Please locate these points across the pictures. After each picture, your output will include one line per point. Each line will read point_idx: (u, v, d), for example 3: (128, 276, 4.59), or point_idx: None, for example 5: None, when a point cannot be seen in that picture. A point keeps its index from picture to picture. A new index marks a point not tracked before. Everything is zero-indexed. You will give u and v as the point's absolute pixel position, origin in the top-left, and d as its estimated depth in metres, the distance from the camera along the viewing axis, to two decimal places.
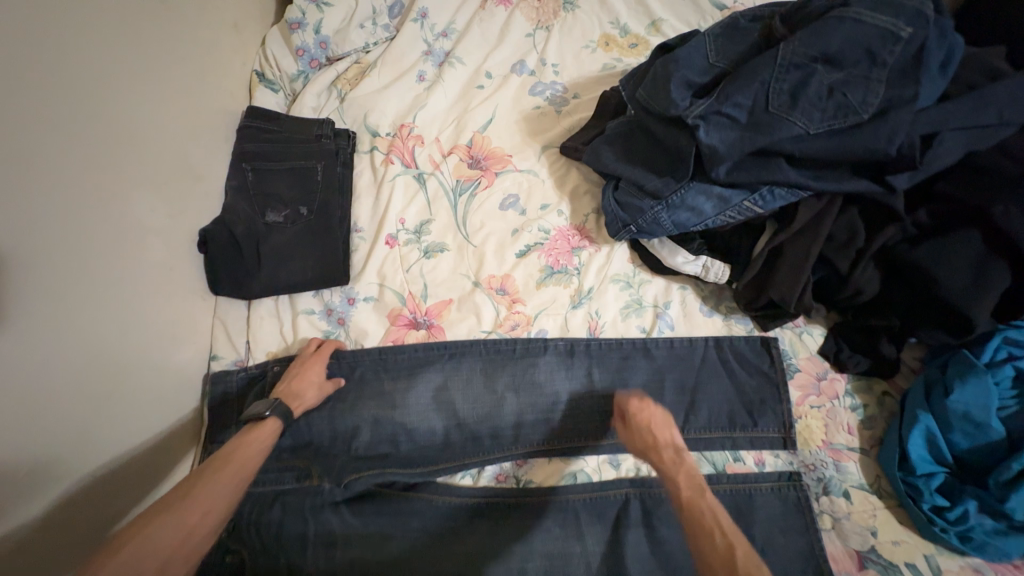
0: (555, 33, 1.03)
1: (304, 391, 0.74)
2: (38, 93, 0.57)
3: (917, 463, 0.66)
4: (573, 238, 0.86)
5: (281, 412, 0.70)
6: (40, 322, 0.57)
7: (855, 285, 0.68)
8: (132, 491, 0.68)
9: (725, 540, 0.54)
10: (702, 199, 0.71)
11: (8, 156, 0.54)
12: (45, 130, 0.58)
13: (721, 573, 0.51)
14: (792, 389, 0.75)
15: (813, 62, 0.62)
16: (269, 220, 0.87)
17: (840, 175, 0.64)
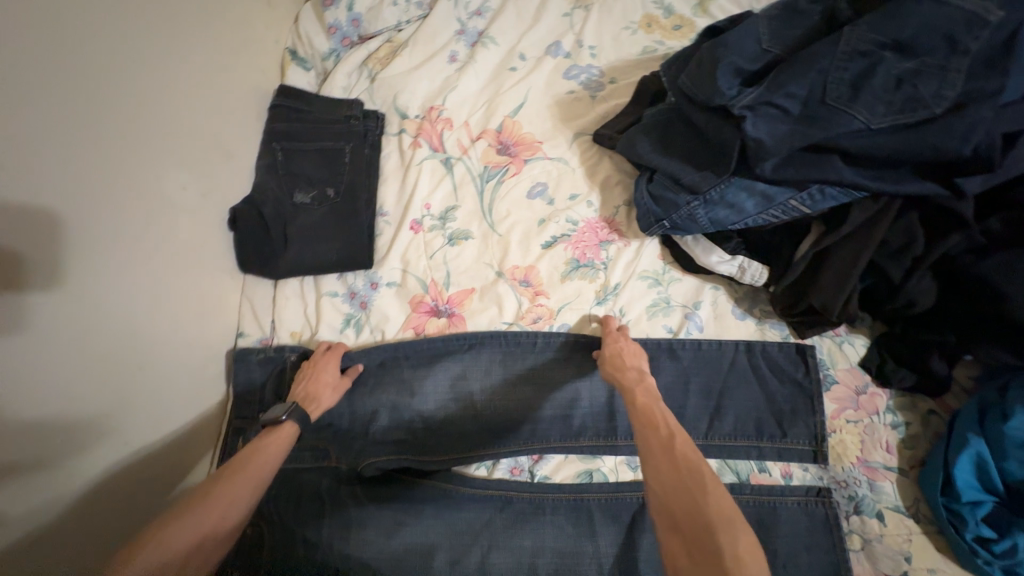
0: (593, 13, 0.98)
1: (321, 392, 0.73)
2: (78, 67, 0.58)
3: (963, 490, 0.61)
4: (602, 231, 0.83)
5: (299, 416, 0.68)
6: (77, 294, 0.58)
7: (908, 295, 0.63)
8: (162, 460, 0.71)
9: (668, 429, 0.55)
10: (743, 196, 0.67)
11: (51, 130, 0.55)
12: (87, 104, 0.59)
13: (658, 454, 0.52)
14: (827, 401, 0.71)
15: (881, 49, 0.56)
16: (297, 200, 0.87)
17: (902, 175, 0.58)
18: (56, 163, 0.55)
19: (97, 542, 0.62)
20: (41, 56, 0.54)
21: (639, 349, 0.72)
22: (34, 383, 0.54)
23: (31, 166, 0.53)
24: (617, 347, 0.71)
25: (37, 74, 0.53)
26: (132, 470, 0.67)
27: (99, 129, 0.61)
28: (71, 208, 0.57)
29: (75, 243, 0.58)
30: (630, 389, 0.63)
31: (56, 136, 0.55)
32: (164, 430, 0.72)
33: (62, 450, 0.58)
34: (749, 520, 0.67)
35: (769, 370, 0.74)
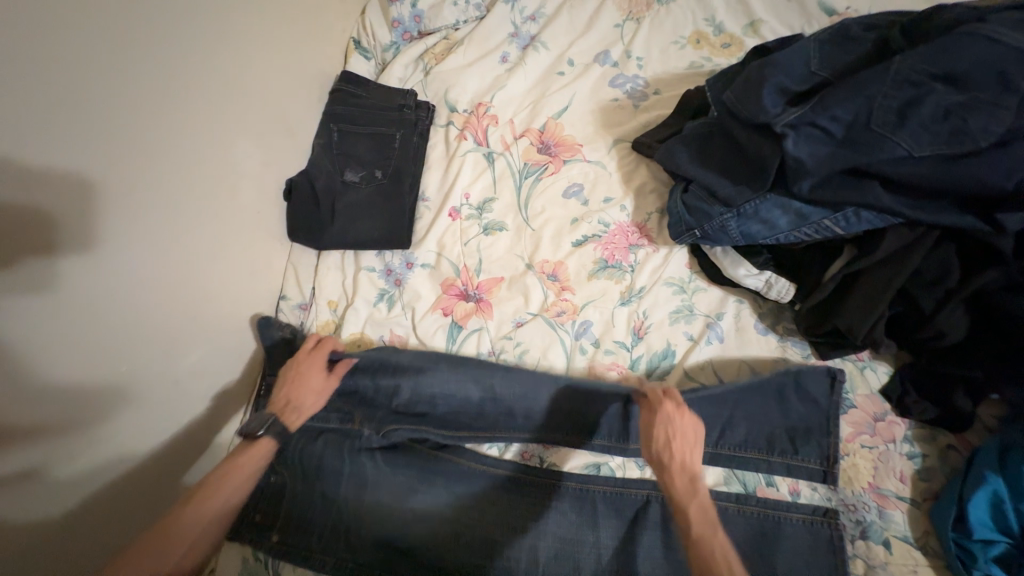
0: (645, 25, 1.01)
1: (304, 401, 0.76)
2: (166, 41, 0.65)
3: (975, 527, 0.61)
4: (633, 235, 0.86)
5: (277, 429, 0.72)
6: (130, 241, 0.63)
7: (937, 327, 0.62)
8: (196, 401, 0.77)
9: None
10: (777, 213, 0.68)
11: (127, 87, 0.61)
12: (169, 74, 0.66)
13: None
14: (843, 424, 0.71)
15: (932, 81, 0.56)
16: (347, 178, 0.92)
17: (941, 208, 0.58)
18: (128, 119, 0.61)
19: (137, 465, 0.69)
20: (135, 25, 0.61)
21: (694, 431, 0.67)
22: (76, 315, 0.59)
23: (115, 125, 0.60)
24: (670, 437, 0.66)
25: (127, 40, 0.60)
26: (175, 407, 0.74)
27: (180, 98, 0.68)
28: (131, 159, 0.62)
29: (137, 196, 0.64)
30: (685, 511, 0.62)
31: (140, 99, 0.63)
32: (208, 376, 0.78)
33: (117, 380, 0.65)
34: (752, 531, 0.68)
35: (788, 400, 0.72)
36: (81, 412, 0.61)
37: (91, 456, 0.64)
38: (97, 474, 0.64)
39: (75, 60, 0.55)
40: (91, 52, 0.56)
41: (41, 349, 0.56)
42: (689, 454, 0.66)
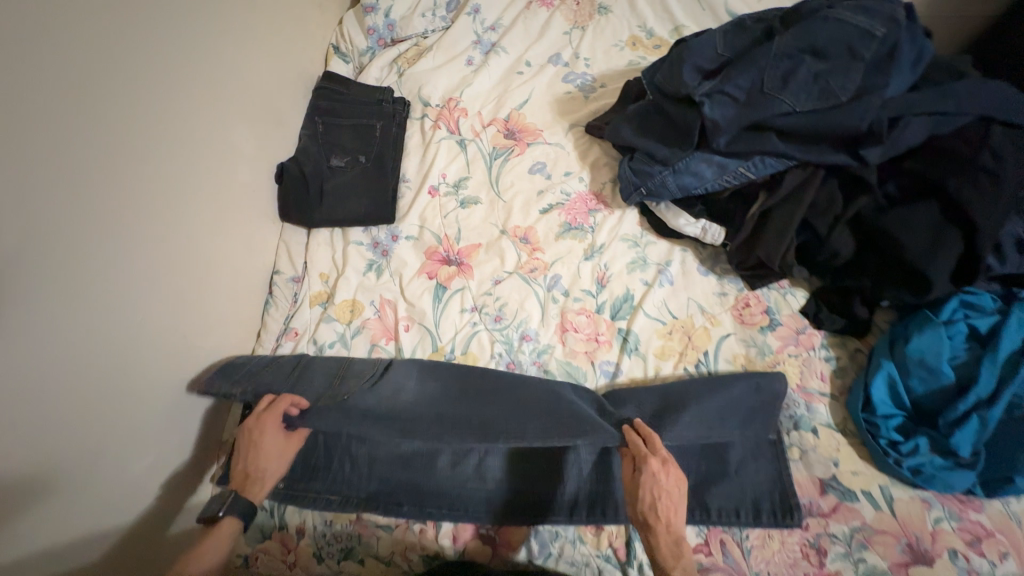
0: (589, 32, 1.18)
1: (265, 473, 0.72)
2: (170, 35, 0.75)
3: (878, 405, 0.75)
4: (591, 203, 0.99)
5: (241, 507, 0.69)
6: (146, 208, 0.71)
7: (832, 246, 0.78)
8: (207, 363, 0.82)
9: None
10: (704, 166, 0.83)
11: (140, 73, 0.70)
12: (174, 63, 0.75)
13: None
14: (773, 338, 0.85)
15: (803, 55, 0.74)
16: (333, 163, 1.02)
17: (822, 149, 0.75)
18: (143, 100, 0.70)
19: (159, 420, 0.74)
20: (145, 18, 0.70)
21: (678, 488, 0.68)
22: (103, 272, 0.65)
23: (130, 101, 0.68)
24: (657, 497, 0.67)
25: (139, 32, 0.69)
26: (188, 366, 0.78)
27: (184, 87, 0.77)
28: (142, 133, 0.70)
29: (149, 169, 0.71)
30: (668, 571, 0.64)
31: (150, 81, 0.71)
32: (215, 339, 0.83)
33: (139, 335, 0.70)
34: None
35: (751, 425, 0.76)
36: (106, 359, 0.65)
37: (117, 406, 0.67)
38: (121, 424, 0.68)
39: (98, 44, 0.64)
40: (108, 38, 0.65)
41: (75, 298, 0.61)
42: (675, 514, 0.67)
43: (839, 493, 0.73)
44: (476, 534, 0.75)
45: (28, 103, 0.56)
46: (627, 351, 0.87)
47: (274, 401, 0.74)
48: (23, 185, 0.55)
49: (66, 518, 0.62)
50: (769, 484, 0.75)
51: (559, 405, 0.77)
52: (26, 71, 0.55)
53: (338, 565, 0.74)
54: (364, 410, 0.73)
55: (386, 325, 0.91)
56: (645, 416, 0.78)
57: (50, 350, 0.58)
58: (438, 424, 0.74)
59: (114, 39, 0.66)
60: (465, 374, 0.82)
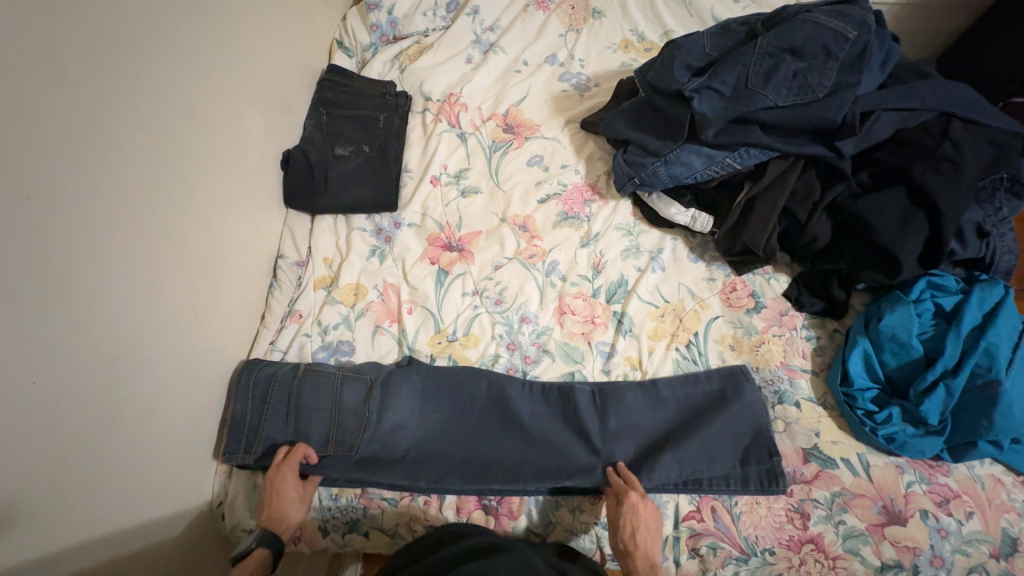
0: (583, 35, 1.24)
1: (289, 511, 0.72)
2: (185, 15, 0.77)
3: (856, 378, 0.80)
4: (586, 193, 1.04)
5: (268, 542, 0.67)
6: (165, 182, 0.73)
7: (811, 231, 0.84)
8: (217, 338, 0.83)
9: None
10: (693, 157, 0.89)
11: (160, 53, 0.72)
12: (187, 41, 0.77)
13: None
14: (759, 320, 0.90)
15: (783, 53, 0.81)
16: (337, 153, 1.05)
17: (801, 141, 0.82)
18: (163, 79, 0.73)
19: (175, 394, 0.75)
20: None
21: (656, 522, 0.72)
22: (126, 243, 0.66)
23: (146, 74, 0.70)
24: (637, 528, 0.70)
25: (160, 14, 0.72)
26: (198, 340, 0.79)
27: (198, 69, 0.79)
28: (161, 111, 0.72)
29: (165, 146, 0.73)
30: None
31: (165, 58, 0.73)
32: (223, 317, 0.85)
33: (157, 306, 0.71)
34: (700, 405, 0.84)
35: (736, 415, 0.81)
36: (126, 326, 0.67)
37: (133, 373, 0.68)
38: (137, 393, 0.68)
39: (116, 14, 0.65)
40: (127, 12, 0.67)
41: (103, 265, 0.63)
42: (652, 548, 0.69)
43: (821, 461, 0.78)
44: (479, 505, 0.78)
45: (51, 67, 0.57)
46: (623, 333, 0.91)
47: (289, 451, 0.76)
48: (47, 146, 0.56)
49: (86, 484, 0.62)
50: (753, 447, 0.79)
51: (554, 450, 0.80)
52: (50, 36, 0.57)
53: (344, 536, 0.77)
54: (366, 457, 0.78)
55: (389, 307, 0.93)
56: (634, 452, 0.81)
57: (79, 314, 0.60)
58: (438, 464, 0.79)
59: (131, 13, 0.67)
60: (466, 401, 0.82)
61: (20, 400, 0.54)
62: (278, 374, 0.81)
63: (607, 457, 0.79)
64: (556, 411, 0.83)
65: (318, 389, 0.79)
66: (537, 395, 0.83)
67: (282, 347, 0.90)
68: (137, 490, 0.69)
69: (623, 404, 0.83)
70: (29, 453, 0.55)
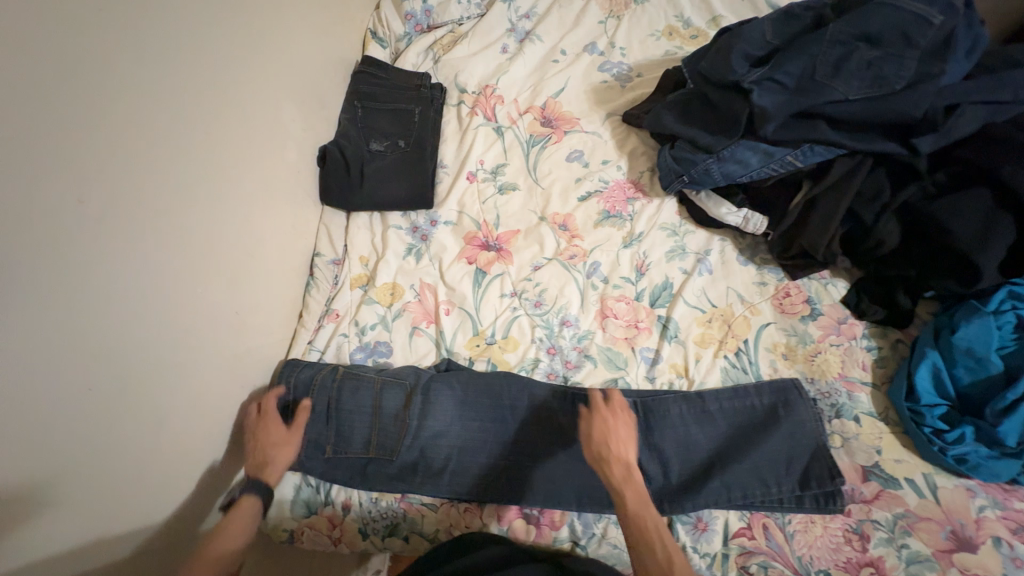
0: (624, 22, 1.18)
1: (267, 450, 0.73)
2: (222, 9, 0.75)
3: (923, 394, 0.75)
4: (629, 191, 1.00)
5: (259, 487, 0.70)
6: (205, 182, 0.72)
7: (878, 234, 0.78)
8: (257, 337, 0.83)
9: (666, 552, 0.58)
10: (749, 153, 0.83)
11: (202, 50, 0.71)
12: (226, 38, 0.76)
13: None
14: (815, 328, 0.85)
15: (855, 41, 0.74)
16: (372, 148, 1.03)
17: (871, 137, 0.75)
18: (205, 78, 0.71)
19: (217, 395, 0.75)
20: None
21: (626, 426, 0.72)
22: (171, 245, 0.66)
23: (186, 73, 0.68)
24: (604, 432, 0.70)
25: (200, 8, 0.71)
26: (238, 340, 0.79)
27: (237, 64, 0.78)
28: (202, 109, 0.71)
29: (207, 144, 0.72)
30: (623, 495, 0.65)
31: (206, 54, 0.72)
32: (264, 316, 0.84)
33: (199, 309, 0.71)
34: (754, 420, 0.79)
35: (790, 430, 0.77)
36: (172, 329, 0.66)
37: (177, 376, 0.68)
38: (183, 394, 0.69)
39: (156, 10, 0.63)
40: (170, 8, 0.66)
41: (149, 268, 0.63)
42: (624, 451, 0.69)
43: (882, 480, 0.74)
44: (520, 513, 0.76)
45: (97, 67, 0.56)
46: (668, 338, 0.87)
47: (260, 409, 0.77)
48: (90, 148, 0.55)
49: (135, 484, 0.63)
50: (811, 466, 0.75)
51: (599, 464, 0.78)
52: (96, 35, 0.56)
53: (384, 539, 0.77)
54: (406, 465, 0.77)
55: (426, 308, 0.91)
56: (684, 467, 0.78)
57: (129, 318, 0.60)
58: (479, 473, 0.77)
59: (173, 9, 0.66)
60: (508, 410, 0.80)
61: (74, 406, 0.55)
62: (318, 376, 0.80)
63: (652, 476, 0.77)
64: None
65: (358, 394, 0.79)
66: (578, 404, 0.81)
67: (320, 346, 0.89)
68: (184, 487, 0.70)
69: (668, 415, 0.80)
70: (81, 457, 0.56)
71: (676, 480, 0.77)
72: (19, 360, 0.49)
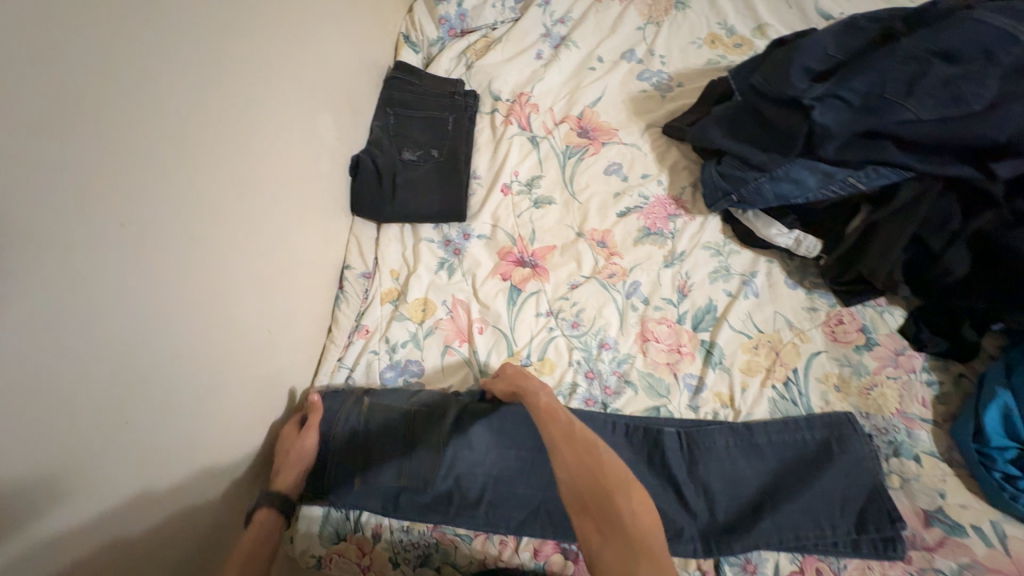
0: (664, 29, 1.14)
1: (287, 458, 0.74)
2: (261, 15, 0.72)
3: (992, 436, 0.70)
4: (670, 207, 0.95)
5: (271, 499, 0.69)
6: (240, 197, 0.69)
7: (945, 263, 0.74)
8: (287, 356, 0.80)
9: (567, 419, 0.65)
10: (806, 173, 0.79)
11: (240, 58, 0.68)
12: (263, 44, 0.73)
13: (562, 443, 0.61)
14: (870, 358, 0.81)
15: (931, 57, 0.69)
16: (405, 157, 1.00)
17: (944, 160, 0.71)
18: (241, 87, 0.68)
19: (245, 416, 0.72)
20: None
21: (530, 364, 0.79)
22: (206, 265, 0.63)
23: (224, 82, 0.65)
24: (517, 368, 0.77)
25: (240, 15, 0.68)
26: (270, 359, 0.76)
27: (273, 72, 0.75)
28: (239, 120, 0.68)
29: (242, 156, 0.69)
30: (537, 395, 0.69)
31: (244, 63, 0.69)
32: (296, 333, 0.82)
33: (231, 329, 0.68)
34: (805, 456, 0.75)
35: (844, 468, 0.73)
36: (207, 350, 0.64)
37: (212, 400, 0.65)
38: (216, 417, 0.66)
39: (199, 17, 0.60)
40: (212, 15, 0.63)
41: (185, 291, 0.60)
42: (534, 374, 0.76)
43: (946, 527, 0.69)
44: (558, 548, 0.73)
45: (140, 79, 0.53)
46: (712, 365, 0.83)
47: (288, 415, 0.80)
48: (131, 164, 0.52)
49: (170, 515, 0.60)
50: (870, 508, 0.70)
51: None
52: (139, 45, 0.53)
53: (414, 571, 0.72)
54: (440, 495, 0.73)
55: (459, 326, 0.88)
56: (731, 505, 0.73)
57: (166, 342, 0.57)
58: (515, 505, 0.74)
59: (215, 15, 0.63)
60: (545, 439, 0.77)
61: (112, 439, 0.52)
62: (348, 398, 0.79)
63: (698, 514, 0.73)
64: (642, 455, 0.76)
65: (394, 401, 0.79)
66: (619, 432, 0.78)
67: (350, 364, 0.86)
68: (213, 515, 0.67)
69: (713, 447, 0.76)
70: (119, 492, 0.53)
71: (723, 518, 0.73)
72: (60, 395, 0.46)
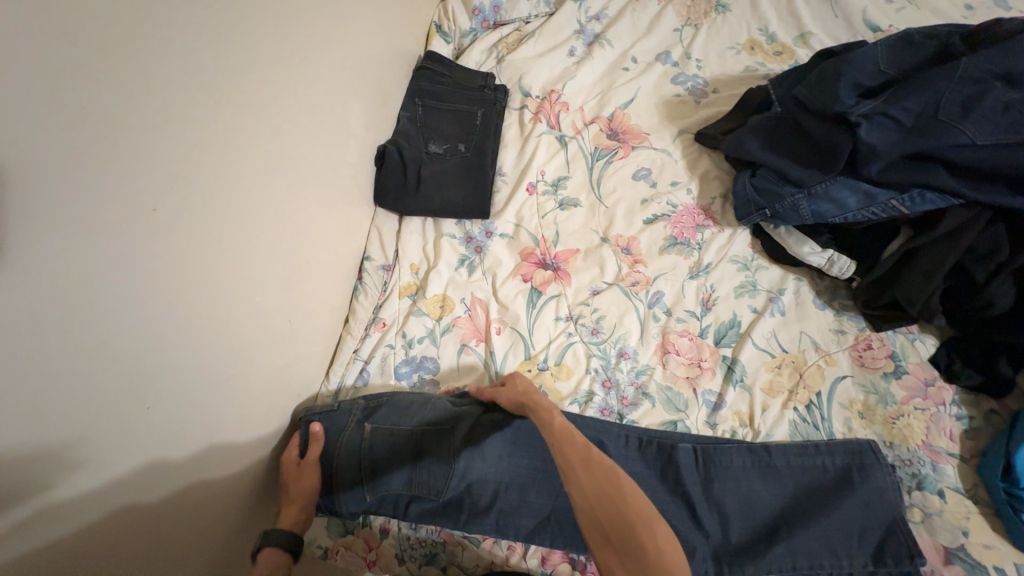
0: (702, 31, 1.11)
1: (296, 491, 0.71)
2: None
3: (1022, 477, 0.68)
4: (699, 217, 0.93)
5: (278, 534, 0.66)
6: (266, 184, 0.68)
7: (987, 295, 0.72)
8: (305, 345, 0.79)
9: (584, 442, 0.60)
10: (847, 193, 0.77)
11: (274, 41, 0.67)
12: (297, 29, 0.71)
13: (579, 468, 0.56)
14: (898, 387, 0.78)
15: (993, 79, 0.66)
16: (430, 150, 0.98)
17: (996, 188, 0.69)
18: (273, 71, 0.67)
19: (261, 405, 0.72)
20: None
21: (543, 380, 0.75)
22: (231, 252, 0.62)
23: (256, 64, 0.64)
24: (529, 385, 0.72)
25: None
26: (289, 349, 0.76)
27: (305, 57, 0.73)
28: (269, 105, 0.67)
29: (270, 142, 0.68)
30: (550, 415, 0.65)
31: (277, 46, 0.67)
32: (314, 323, 0.81)
33: (252, 317, 0.67)
34: (824, 484, 0.73)
35: (863, 498, 0.71)
36: (228, 338, 0.63)
37: (231, 387, 0.65)
38: (233, 405, 0.66)
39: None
40: None
41: (210, 278, 0.59)
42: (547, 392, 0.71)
43: (967, 566, 0.66)
44: (566, 558, 0.72)
45: (176, 59, 0.52)
46: (733, 382, 0.81)
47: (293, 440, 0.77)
48: (164, 147, 0.51)
49: (185, 501, 0.60)
50: (888, 542, 0.68)
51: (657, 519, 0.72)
52: (176, 24, 0.51)
53: (419, 569, 0.73)
54: (452, 500, 0.73)
55: (477, 326, 0.86)
56: (745, 528, 0.72)
57: (190, 329, 0.57)
58: (525, 511, 0.73)
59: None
60: None
61: (132, 426, 0.51)
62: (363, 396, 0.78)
63: (712, 535, 0.71)
64: (656, 469, 0.75)
65: (402, 407, 0.76)
66: (632, 445, 0.76)
67: (365, 357, 0.85)
68: (225, 503, 0.67)
69: (730, 468, 0.75)
70: (133, 477, 0.52)
71: (736, 540, 0.71)
72: (79, 379, 0.45)
